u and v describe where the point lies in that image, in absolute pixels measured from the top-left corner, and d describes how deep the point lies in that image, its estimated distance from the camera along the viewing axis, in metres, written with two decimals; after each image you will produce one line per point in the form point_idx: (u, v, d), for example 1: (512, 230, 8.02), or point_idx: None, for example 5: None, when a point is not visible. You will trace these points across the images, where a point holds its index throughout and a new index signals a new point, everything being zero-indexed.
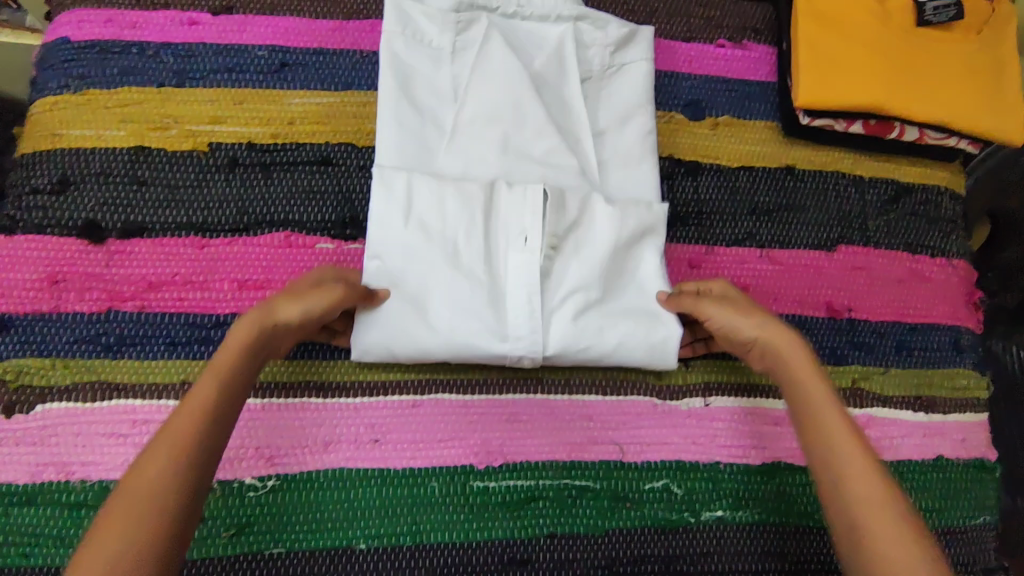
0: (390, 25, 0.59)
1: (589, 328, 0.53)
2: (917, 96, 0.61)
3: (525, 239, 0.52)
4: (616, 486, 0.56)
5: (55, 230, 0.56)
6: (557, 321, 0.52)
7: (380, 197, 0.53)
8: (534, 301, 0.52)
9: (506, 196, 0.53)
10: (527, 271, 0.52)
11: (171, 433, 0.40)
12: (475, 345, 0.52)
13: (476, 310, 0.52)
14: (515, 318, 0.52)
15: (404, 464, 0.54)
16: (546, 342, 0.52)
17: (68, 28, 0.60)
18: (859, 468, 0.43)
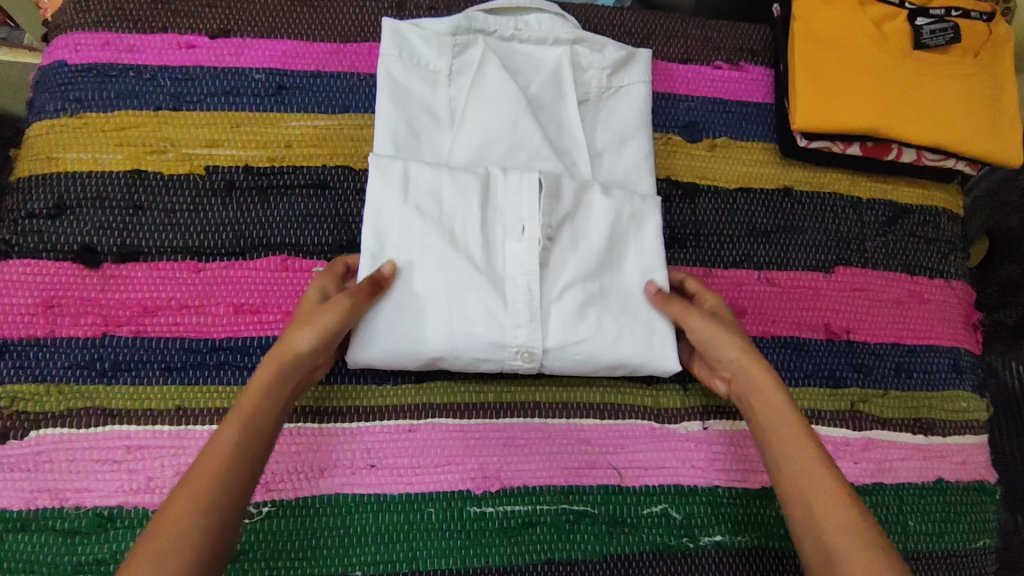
0: (388, 48, 0.59)
1: (589, 320, 0.52)
2: (914, 119, 0.61)
3: (523, 229, 0.53)
4: (615, 511, 0.56)
5: (50, 254, 0.55)
6: (557, 313, 0.52)
7: (376, 188, 0.53)
8: (533, 290, 0.52)
9: (502, 188, 0.54)
10: (527, 259, 0.52)
11: (199, 471, 0.40)
12: (473, 339, 0.51)
13: (473, 301, 0.51)
14: (513, 310, 0.51)
15: (401, 489, 0.54)
16: (545, 333, 0.52)
17: (66, 52, 0.60)
18: (829, 494, 0.42)
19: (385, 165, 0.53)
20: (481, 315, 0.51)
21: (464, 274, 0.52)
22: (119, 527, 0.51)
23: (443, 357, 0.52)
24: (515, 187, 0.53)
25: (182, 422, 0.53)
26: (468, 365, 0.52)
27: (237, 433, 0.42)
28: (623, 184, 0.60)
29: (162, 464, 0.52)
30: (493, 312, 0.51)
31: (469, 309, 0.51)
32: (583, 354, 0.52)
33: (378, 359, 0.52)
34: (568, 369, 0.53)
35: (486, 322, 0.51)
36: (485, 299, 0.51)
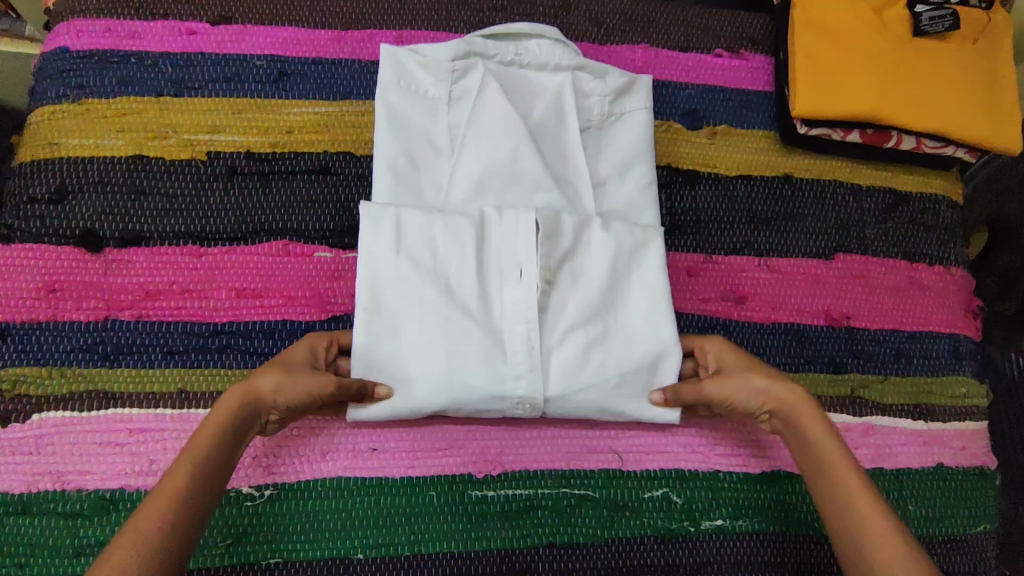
0: (387, 76, 0.60)
1: (590, 366, 0.52)
2: (914, 106, 0.62)
3: (522, 272, 0.52)
4: (616, 495, 0.56)
5: (53, 239, 0.55)
6: (557, 360, 0.52)
7: (370, 238, 0.53)
8: (533, 338, 0.51)
9: (498, 228, 0.54)
10: (525, 305, 0.52)
11: (145, 513, 0.42)
12: (473, 387, 0.51)
13: (475, 350, 0.51)
14: (512, 359, 0.51)
15: (402, 472, 0.54)
16: (546, 382, 0.52)
17: (67, 38, 0.60)
18: (886, 533, 0.45)
19: (379, 213, 0.53)
20: (481, 364, 0.51)
21: (462, 324, 0.52)
22: (120, 510, 0.51)
23: (447, 404, 0.52)
24: (511, 231, 0.53)
25: (184, 406, 0.53)
26: (470, 414, 0.53)
27: (174, 483, 0.43)
28: (624, 215, 0.61)
29: (163, 447, 0.52)
30: (492, 362, 0.51)
31: (470, 359, 0.51)
32: (584, 403, 0.53)
33: (383, 413, 0.52)
34: (574, 415, 0.54)
35: (486, 371, 0.51)
36: (485, 350, 0.51)
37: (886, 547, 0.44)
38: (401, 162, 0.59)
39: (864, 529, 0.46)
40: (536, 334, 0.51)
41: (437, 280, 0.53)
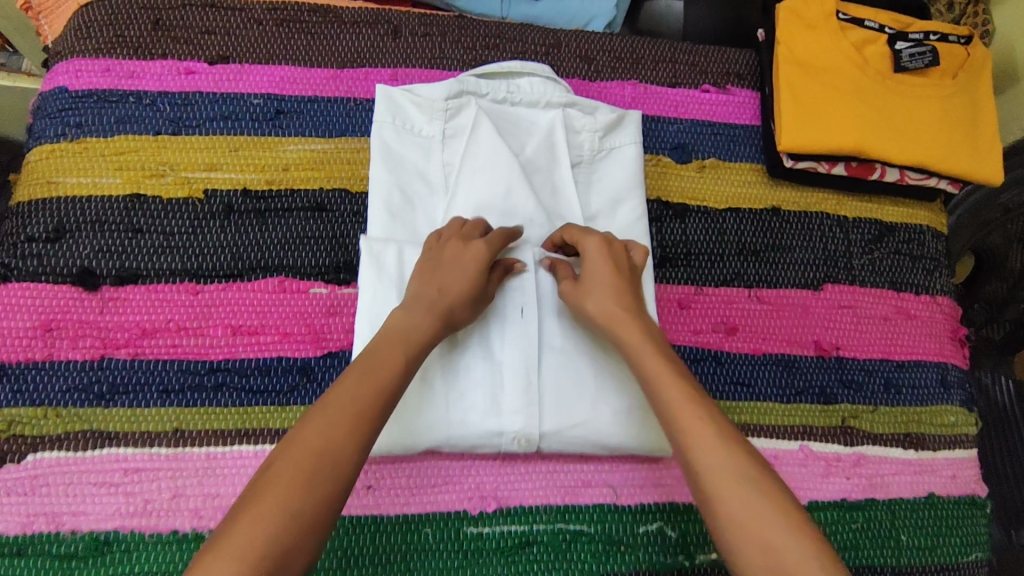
0: (381, 115, 0.61)
1: (586, 404, 0.54)
2: (895, 140, 0.63)
3: (521, 311, 0.55)
4: (610, 529, 0.56)
5: (50, 277, 0.56)
6: (553, 397, 0.54)
7: (371, 279, 0.54)
8: (530, 375, 0.53)
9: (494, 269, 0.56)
10: (524, 342, 0.54)
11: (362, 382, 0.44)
12: (472, 426, 0.53)
13: (475, 388, 0.53)
14: (510, 394, 0.53)
15: (398, 510, 0.54)
16: (541, 417, 0.53)
17: (66, 78, 0.61)
18: (710, 441, 0.43)
19: (380, 250, 0.55)
20: (482, 400, 0.53)
21: (464, 357, 0.54)
22: (116, 550, 0.51)
23: (442, 444, 0.53)
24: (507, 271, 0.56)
25: (179, 444, 0.53)
26: (466, 450, 0.54)
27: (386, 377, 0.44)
28: None
29: (158, 486, 0.52)
30: (493, 397, 0.53)
31: (473, 394, 0.53)
32: (579, 439, 0.54)
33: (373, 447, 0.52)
34: (570, 448, 0.54)
35: (484, 406, 0.53)
36: (487, 381, 0.53)
37: (708, 457, 0.42)
38: (396, 198, 0.60)
39: (689, 439, 0.44)
40: (535, 369, 0.53)
41: None
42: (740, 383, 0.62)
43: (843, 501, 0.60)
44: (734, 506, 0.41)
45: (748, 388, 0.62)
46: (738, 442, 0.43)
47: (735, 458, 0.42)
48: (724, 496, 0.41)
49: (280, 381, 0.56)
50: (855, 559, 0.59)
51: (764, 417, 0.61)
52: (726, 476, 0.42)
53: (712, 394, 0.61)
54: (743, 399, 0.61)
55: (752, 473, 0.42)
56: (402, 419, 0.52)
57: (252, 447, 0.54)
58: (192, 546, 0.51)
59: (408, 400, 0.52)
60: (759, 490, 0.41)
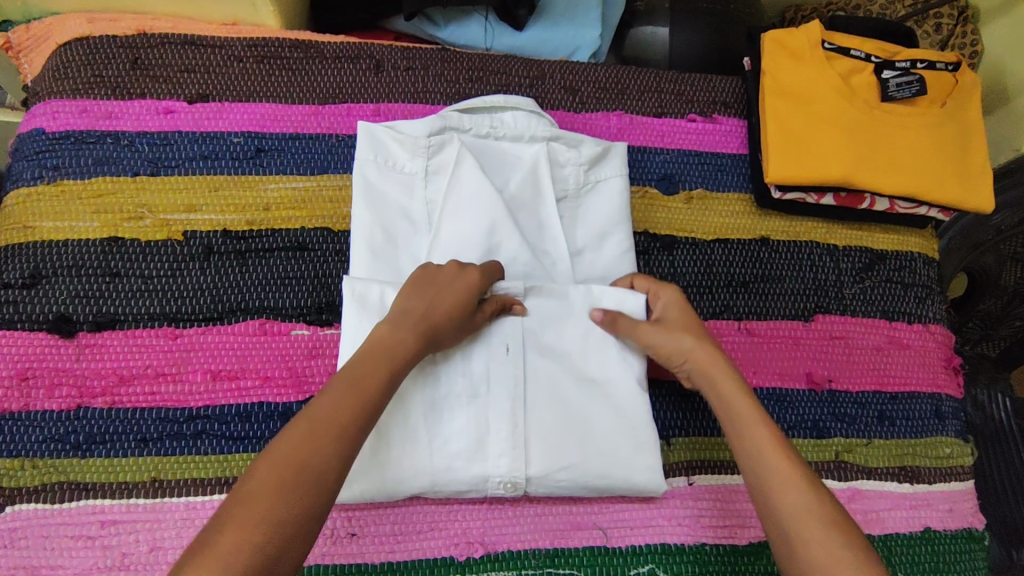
0: (363, 153, 0.61)
1: (571, 445, 0.53)
2: (883, 171, 0.62)
3: (508, 348, 0.54)
4: (601, 573, 0.55)
5: (25, 325, 0.55)
6: (540, 442, 0.53)
7: (352, 320, 0.53)
8: (516, 416, 0.53)
9: None
10: (508, 382, 0.53)
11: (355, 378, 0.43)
12: (456, 470, 0.52)
13: (461, 431, 0.52)
14: (496, 437, 0.52)
15: (382, 558, 0.53)
16: (528, 461, 0.52)
17: (44, 119, 0.61)
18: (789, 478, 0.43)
19: (362, 291, 0.54)
20: (466, 443, 0.52)
21: (448, 398, 0.53)
22: None
23: (426, 488, 0.52)
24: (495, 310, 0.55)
25: (158, 495, 0.52)
26: (452, 494, 0.53)
27: (372, 391, 0.43)
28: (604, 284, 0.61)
29: (136, 539, 0.51)
30: (477, 440, 0.52)
31: (457, 438, 0.52)
32: (566, 482, 0.53)
33: (357, 494, 0.52)
34: (557, 492, 0.54)
35: (470, 451, 0.52)
36: (471, 425, 0.53)
37: (791, 496, 0.42)
38: (379, 237, 0.59)
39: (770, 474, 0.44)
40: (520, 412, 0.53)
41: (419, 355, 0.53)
42: None
43: None
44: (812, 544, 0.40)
45: None
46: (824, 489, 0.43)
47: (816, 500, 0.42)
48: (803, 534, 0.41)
49: (260, 427, 0.55)
50: None
51: None
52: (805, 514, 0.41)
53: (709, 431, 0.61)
54: None
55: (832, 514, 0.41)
56: (386, 466, 0.51)
57: None
58: None
59: (392, 447, 0.52)
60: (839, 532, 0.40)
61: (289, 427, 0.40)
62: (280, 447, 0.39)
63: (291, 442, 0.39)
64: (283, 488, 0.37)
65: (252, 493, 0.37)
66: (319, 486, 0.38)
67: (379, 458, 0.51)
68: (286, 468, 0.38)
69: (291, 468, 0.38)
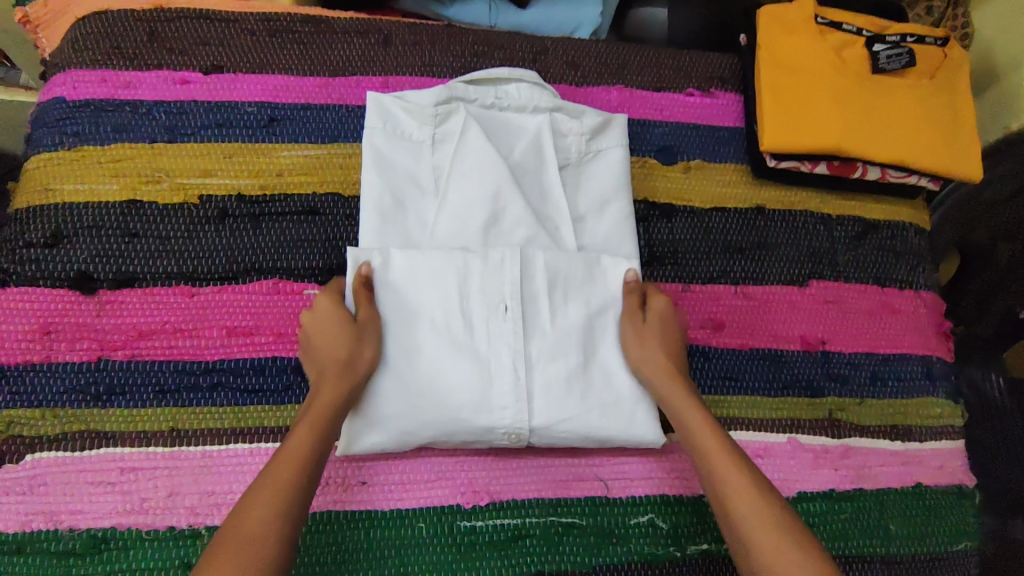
0: (372, 121, 0.63)
1: (574, 399, 0.55)
2: (875, 139, 0.65)
3: (506, 308, 0.55)
4: (602, 522, 0.57)
5: (47, 282, 0.57)
6: (542, 396, 0.54)
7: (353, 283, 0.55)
8: (518, 372, 0.54)
9: (481, 265, 0.56)
10: (509, 340, 0.55)
11: (289, 450, 0.48)
12: (461, 421, 0.54)
13: (464, 386, 0.54)
14: (499, 390, 0.54)
15: (392, 505, 0.55)
16: (531, 413, 0.54)
17: (63, 88, 0.63)
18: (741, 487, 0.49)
19: (361, 261, 0.56)
20: (470, 396, 0.54)
21: (452, 353, 0.55)
22: (114, 548, 0.52)
23: (435, 438, 0.55)
24: (494, 271, 0.55)
25: (176, 443, 0.54)
26: (459, 444, 0.56)
27: (307, 459, 0.48)
28: (605, 248, 0.63)
29: (154, 485, 0.53)
30: (481, 393, 0.54)
31: (460, 392, 0.54)
32: (569, 434, 0.55)
33: (369, 444, 0.54)
34: (560, 444, 0.56)
35: (475, 404, 0.54)
36: (474, 378, 0.54)
37: (743, 505, 0.48)
38: (387, 200, 0.61)
39: (723, 488, 0.50)
40: (522, 368, 0.54)
41: (424, 315, 0.55)
42: (727, 376, 0.63)
43: (832, 492, 0.61)
44: (761, 548, 0.46)
45: (735, 382, 0.63)
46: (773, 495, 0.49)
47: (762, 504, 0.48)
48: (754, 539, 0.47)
49: (274, 381, 0.57)
50: (845, 548, 0.59)
51: (753, 410, 0.62)
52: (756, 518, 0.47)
53: (708, 389, 0.62)
54: (731, 393, 0.62)
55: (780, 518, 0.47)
56: (395, 417, 0.54)
57: (248, 445, 0.55)
58: (187, 543, 0.52)
59: (399, 394, 0.54)
60: (787, 536, 0.46)
61: (272, 464, 0.48)
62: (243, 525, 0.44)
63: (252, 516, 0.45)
64: (257, 529, 0.44)
65: (231, 530, 0.45)
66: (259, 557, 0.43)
67: (390, 411, 0.54)
68: (242, 542, 0.44)
69: (267, 509, 0.45)
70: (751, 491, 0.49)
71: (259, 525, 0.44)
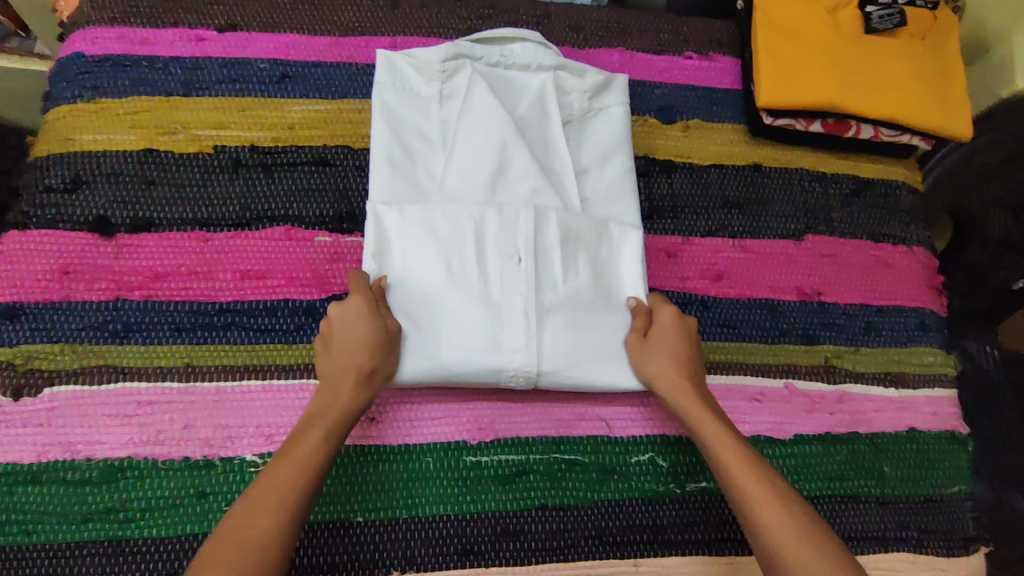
0: (381, 77, 0.65)
1: (581, 348, 0.57)
2: (867, 96, 0.67)
3: (519, 260, 0.57)
4: (604, 459, 0.59)
5: (66, 225, 0.59)
6: (552, 343, 0.56)
7: (372, 238, 0.57)
8: (530, 320, 0.55)
9: (495, 221, 0.58)
10: (521, 289, 0.56)
11: (335, 393, 0.52)
12: (474, 366, 0.55)
13: (478, 332, 0.55)
14: (510, 337, 0.55)
15: (400, 440, 0.57)
16: (540, 360, 0.55)
17: (83, 45, 0.65)
18: (772, 507, 0.49)
19: (379, 217, 0.58)
20: (483, 342, 0.55)
21: (466, 302, 0.56)
22: (130, 477, 0.53)
23: (448, 383, 0.56)
24: (509, 225, 0.57)
25: (191, 379, 0.56)
26: (470, 389, 0.57)
27: (348, 397, 0.52)
28: (607, 200, 0.65)
29: (170, 417, 0.55)
30: (494, 340, 0.55)
31: (474, 338, 0.55)
32: (576, 381, 0.56)
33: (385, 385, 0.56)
34: (565, 388, 0.57)
35: (486, 350, 0.55)
36: (485, 327, 0.55)
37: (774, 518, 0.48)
38: (397, 152, 0.63)
39: (750, 503, 0.49)
40: (533, 316, 0.55)
41: (439, 265, 0.57)
42: (725, 324, 0.65)
43: (827, 434, 0.62)
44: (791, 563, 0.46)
45: (733, 329, 0.65)
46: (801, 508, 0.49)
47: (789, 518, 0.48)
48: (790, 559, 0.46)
49: (286, 321, 0.59)
50: (840, 488, 0.61)
51: (750, 356, 0.64)
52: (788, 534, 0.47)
53: (706, 336, 0.64)
54: (729, 340, 0.64)
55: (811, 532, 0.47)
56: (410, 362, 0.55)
57: (260, 381, 0.57)
58: (202, 473, 0.54)
59: (411, 338, 0.55)
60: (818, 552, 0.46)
61: (324, 400, 0.52)
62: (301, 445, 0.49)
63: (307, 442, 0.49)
64: (310, 450, 0.48)
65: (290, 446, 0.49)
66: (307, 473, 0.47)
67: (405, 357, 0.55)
68: (295, 461, 0.48)
69: (316, 436, 0.49)
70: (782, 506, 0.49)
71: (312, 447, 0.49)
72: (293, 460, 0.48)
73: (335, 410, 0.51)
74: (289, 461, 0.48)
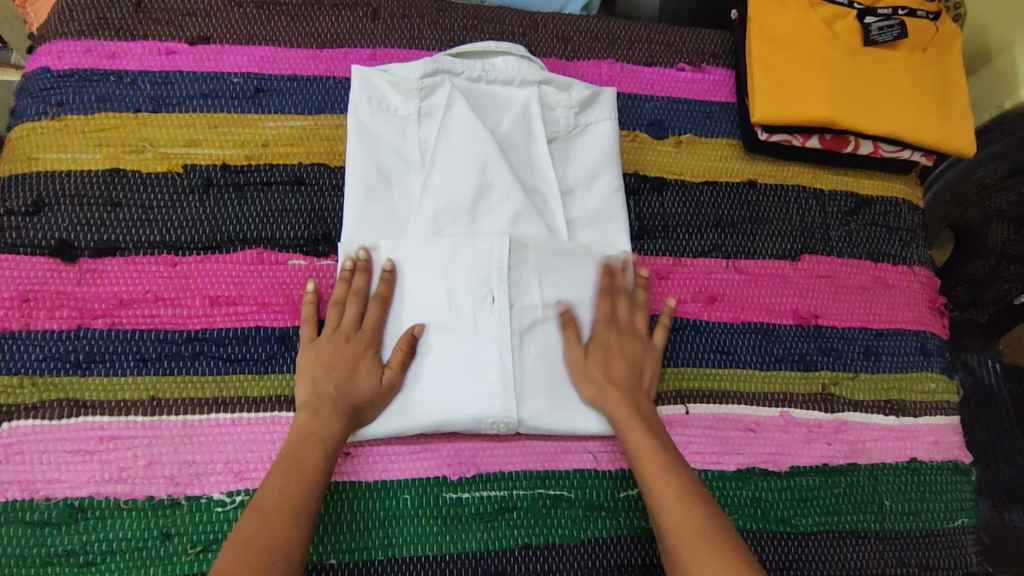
0: (356, 95, 0.62)
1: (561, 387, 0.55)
2: (866, 110, 0.64)
3: (492, 298, 0.54)
4: (592, 495, 0.56)
5: (28, 250, 0.56)
6: (530, 385, 0.54)
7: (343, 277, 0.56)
8: (507, 362, 0.53)
9: (468, 255, 0.55)
10: (498, 329, 0.54)
11: (316, 425, 0.50)
12: (449, 412, 0.53)
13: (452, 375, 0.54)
14: (485, 381, 0.53)
15: (376, 476, 0.54)
16: (519, 404, 0.53)
17: (49, 58, 0.62)
18: (668, 501, 0.48)
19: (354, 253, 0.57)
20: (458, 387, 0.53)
21: (440, 342, 0.54)
22: (90, 518, 0.50)
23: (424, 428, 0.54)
24: (483, 260, 0.55)
25: (156, 412, 0.53)
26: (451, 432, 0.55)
27: (329, 422, 0.51)
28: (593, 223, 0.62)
29: (134, 454, 0.52)
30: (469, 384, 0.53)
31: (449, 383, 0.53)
32: (556, 423, 0.55)
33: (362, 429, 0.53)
34: (548, 432, 0.55)
35: (461, 394, 0.53)
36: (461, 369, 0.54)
37: (677, 514, 0.47)
38: (373, 177, 0.60)
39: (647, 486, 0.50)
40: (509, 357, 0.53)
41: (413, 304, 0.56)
42: (718, 349, 0.62)
43: (825, 466, 0.60)
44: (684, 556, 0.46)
45: (726, 355, 0.62)
46: (702, 504, 0.48)
47: (687, 515, 0.47)
48: (686, 555, 0.46)
49: (257, 350, 0.56)
50: (837, 523, 0.58)
51: (744, 384, 0.61)
52: (685, 529, 0.47)
53: (696, 362, 0.61)
54: (722, 366, 0.62)
55: (706, 528, 0.47)
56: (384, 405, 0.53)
57: (229, 414, 0.54)
58: (166, 513, 0.51)
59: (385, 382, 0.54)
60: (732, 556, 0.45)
61: (301, 436, 0.50)
62: (271, 485, 0.47)
63: (279, 479, 0.47)
64: (287, 487, 0.47)
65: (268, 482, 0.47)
66: (292, 512, 0.46)
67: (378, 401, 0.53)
68: (274, 496, 0.46)
69: (292, 465, 0.48)
70: (694, 507, 0.48)
71: (279, 485, 0.47)
72: (270, 497, 0.46)
73: (316, 439, 0.50)
74: (269, 496, 0.47)
